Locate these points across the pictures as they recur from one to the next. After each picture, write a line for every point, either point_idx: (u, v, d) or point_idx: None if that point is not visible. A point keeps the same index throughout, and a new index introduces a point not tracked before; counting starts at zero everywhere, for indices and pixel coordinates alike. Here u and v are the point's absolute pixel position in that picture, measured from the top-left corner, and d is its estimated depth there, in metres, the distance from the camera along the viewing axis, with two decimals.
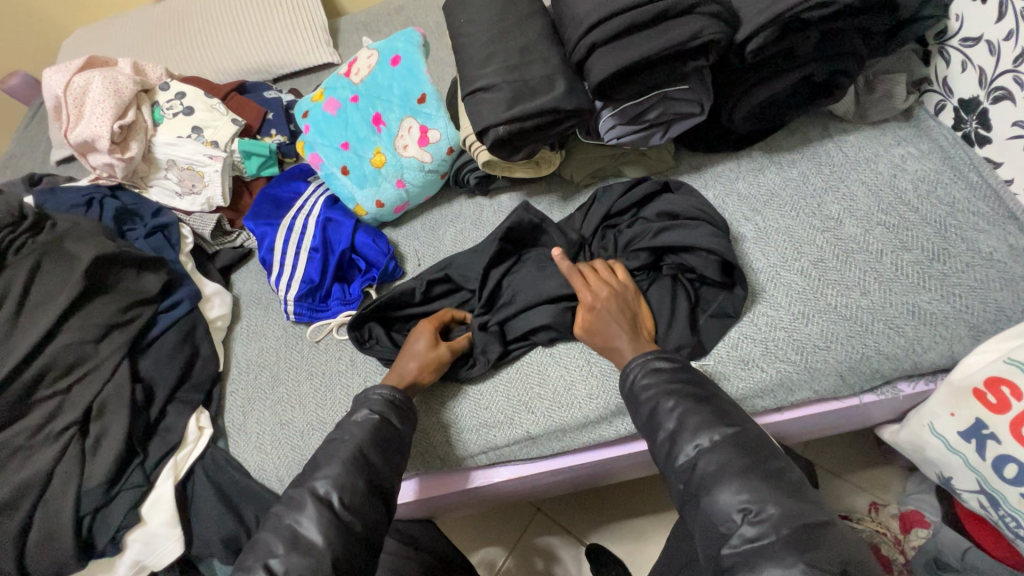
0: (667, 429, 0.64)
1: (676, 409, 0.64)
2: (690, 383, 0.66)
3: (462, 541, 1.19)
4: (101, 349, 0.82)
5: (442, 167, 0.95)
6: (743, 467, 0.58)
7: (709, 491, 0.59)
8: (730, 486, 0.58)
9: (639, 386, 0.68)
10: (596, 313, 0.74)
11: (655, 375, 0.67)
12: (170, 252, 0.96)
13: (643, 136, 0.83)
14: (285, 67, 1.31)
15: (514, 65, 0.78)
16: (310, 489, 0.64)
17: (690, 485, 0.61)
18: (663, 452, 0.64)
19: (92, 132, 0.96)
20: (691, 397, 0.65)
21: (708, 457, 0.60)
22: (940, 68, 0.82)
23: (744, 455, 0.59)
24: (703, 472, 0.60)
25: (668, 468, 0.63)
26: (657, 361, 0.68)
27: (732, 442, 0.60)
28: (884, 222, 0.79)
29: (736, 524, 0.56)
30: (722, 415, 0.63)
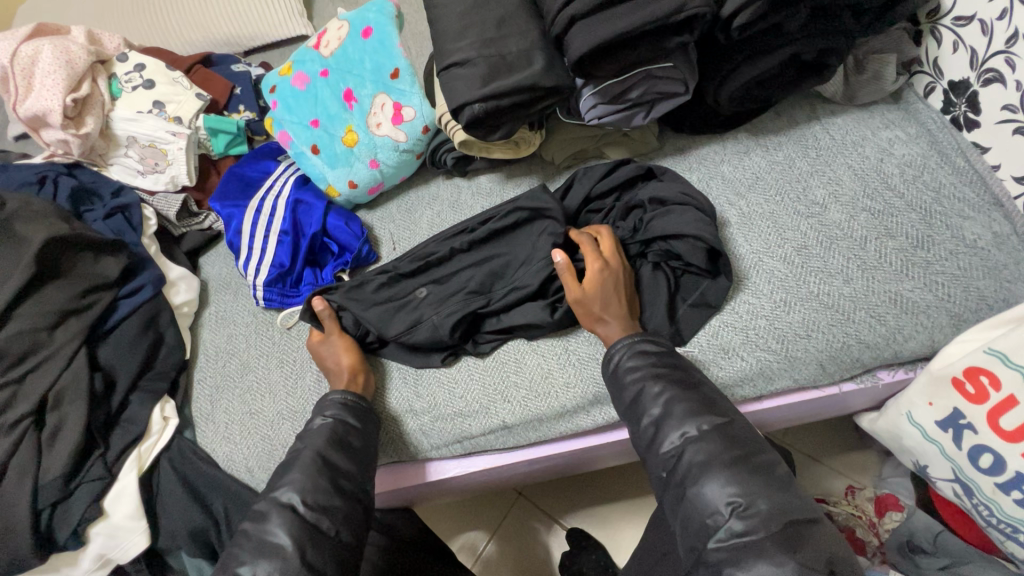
0: (653, 416, 0.62)
1: (662, 395, 0.63)
2: (675, 368, 0.65)
3: (442, 528, 1.18)
4: (57, 338, 0.78)
5: (417, 147, 0.91)
6: (730, 459, 0.57)
7: (694, 481, 0.57)
8: (717, 478, 0.56)
9: (623, 369, 0.66)
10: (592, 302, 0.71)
11: (642, 359, 0.66)
12: (131, 235, 0.91)
13: (625, 117, 0.80)
14: (255, 40, 1.23)
15: (491, 39, 0.73)
16: (275, 499, 0.63)
17: (674, 476, 0.59)
18: (646, 438, 0.63)
19: (43, 105, 0.90)
20: (677, 383, 0.64)
21: (696, 448, 0.59)
22: (931, 48, 0.79)
23: (737, 446, 0.58)
24: (688, 462, 0.59)
25: (652, 454, 0.62)
26: (643, 343, 0.67)
27: (720, 432, 0.59)
28: (870, 207, 0.77)
29: (723, 517, 0.55)
30: (711, 405, 0.62)
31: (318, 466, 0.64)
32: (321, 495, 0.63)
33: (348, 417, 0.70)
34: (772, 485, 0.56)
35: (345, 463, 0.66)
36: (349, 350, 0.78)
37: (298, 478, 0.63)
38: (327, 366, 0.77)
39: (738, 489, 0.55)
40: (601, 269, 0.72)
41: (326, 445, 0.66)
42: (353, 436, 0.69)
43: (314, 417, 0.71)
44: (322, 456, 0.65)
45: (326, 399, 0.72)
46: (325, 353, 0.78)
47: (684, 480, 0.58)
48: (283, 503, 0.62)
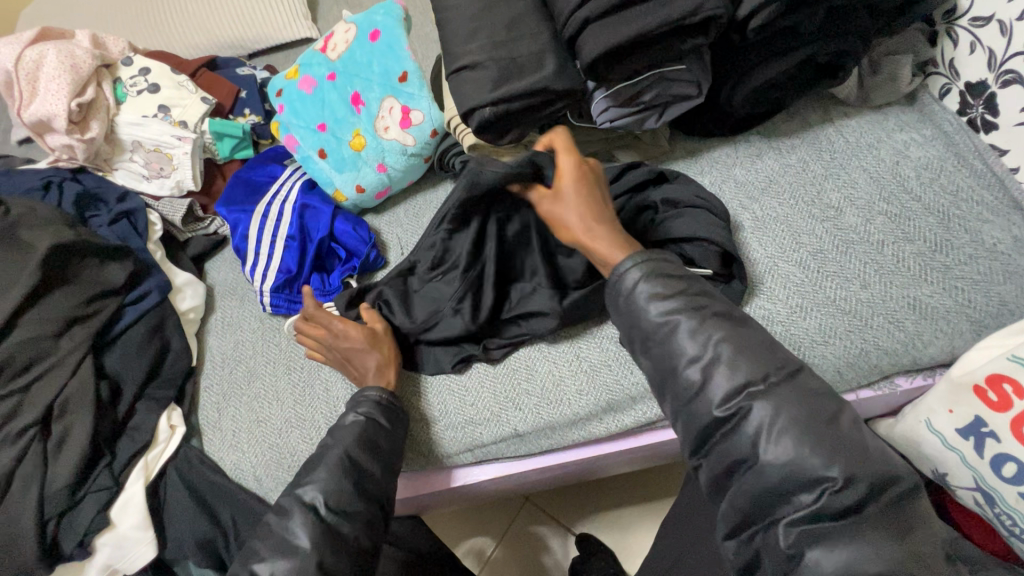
0: (696, 358, 0.54)
1: (704, 334, 0.54)
2: (712, 301, 0.57)
3: (449, 533, 1.17)
4: (62, 345, 0.77)
5: (425, 150, 0.90)
6: (815, 426, 0.49)
7: (766, 447, 0.50)
8: (797, 446, 0.49)
9: (643, 295, 0.57)
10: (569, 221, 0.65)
11: (665, 284, 0.57)
12: (137, 240, 0.91)
13: (637, 120, 0.79)
14: (259, 43, 1.22)
15: (501, 42, 0.72)
16: (300, 497, 0.62)
17: (730, 443, 0.52)
18: (692, 388, 0.54)
19: (47, 110, 0.89)
20: (724, 322, 0.55)
21: (762, 405, 0.51)
22: (947, 49, 0.78)
23: (813, 404, 0.51)
24: (758, 423, 0.50)
25: (695, 409, 0.54)
26: (658, 263, 0.58)
27: (789, 384, 0.52)
28: (886, 211, 0.76)
29: (812, 495, 0.48)
30: (771, 348, 0.54)
31: (346, 466, 0.63)
32: (344, 499, 0.62)
33: (381, 418, 0.68)
34: (861, 454, 0.49)
35: (374, 467, 0.65)
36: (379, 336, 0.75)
37: (324, 478, 0.62)
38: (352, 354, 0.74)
39: (840, 471, 0.48)
40: (576, 186, 0.65)
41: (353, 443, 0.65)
42: (382, 438, 0.67)
43: (347, 413, 0.69)
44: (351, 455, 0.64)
45: (360, 394, 0.70)
46: (346, 342, 0.74)
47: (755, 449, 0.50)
48: (307, 503, 0.61)
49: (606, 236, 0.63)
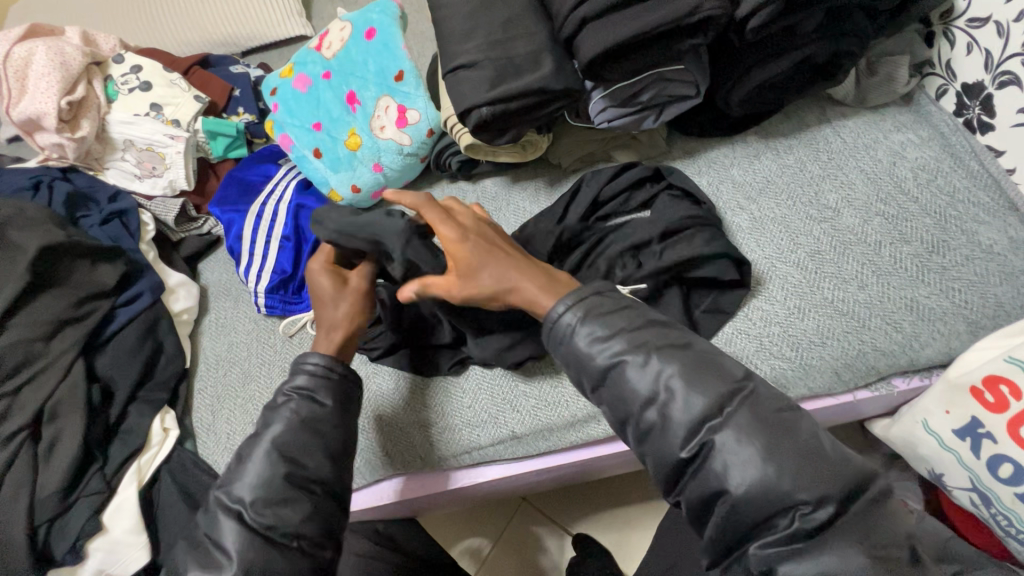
0: (649, 397, 0.53)
1: (651, 367, 0.53)
2: (651, 327, 0.56)
3: (445, 534, 1.17)
4: (52, 348, 0.76)
5: (422, 150, 0.89)
6: (775, 448, 0.49)
7: (735, 478, 0.49)
8: (766, 468, 0.49)
9: (590, 341, 0.56)
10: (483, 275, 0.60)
11: (604, 323, 0.56)
12: (128, 241, 0.89)
13: (635, 120, 0.78)
14: (253, 40, 1.21)
15: (498, 41, 0.72)
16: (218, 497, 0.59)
17: (699, 479, 0.51)
18: (652, 427, 0.53)
19: (37, 108, 0.88)
20: (668, 349, 0.54)
21: (724, 435, 0.50)
22: (943, 50, 0.79)
23: (771, 425, 0.50)
24: (723, 458, 0.50)
25: (660, 447, 0.53)
26: (592, 300, 0.57)
27: (747, 409, 0.51)
28: (883, 212, 0.76)
29: (787, 518, 0.48)
30: (719, 369, 0.53)
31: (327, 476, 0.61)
32: (340, 503, 0.61)
33: (320, 395, 0.63)
34: (825, 468, 0.49)
35: (308, 459, 0.60)
36: (361, 297, 0.68)
37: (255, 477, 0.59)
38: (323, 297, 0.68)
39: (810, 493, 0.47)
40: (475, 246, 0.61)
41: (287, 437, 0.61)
42: (320, 422, 0.62)
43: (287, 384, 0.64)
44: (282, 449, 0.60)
45: (299, 363, 0.65)
46: (324, 283, 0.68)
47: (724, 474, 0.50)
48: (230, 500, 0.58)
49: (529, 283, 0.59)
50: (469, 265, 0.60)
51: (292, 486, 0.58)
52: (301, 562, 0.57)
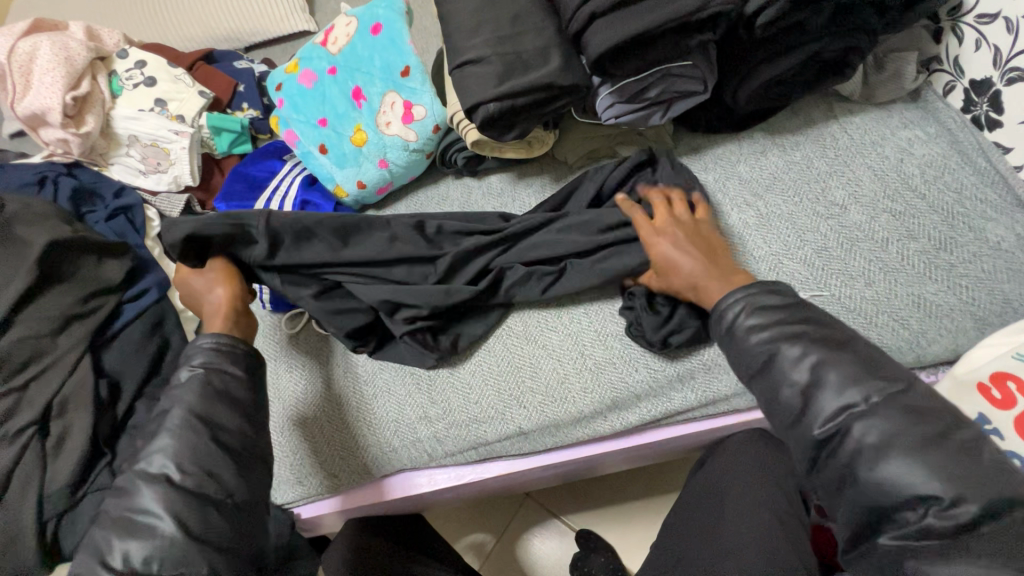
0: (798, 383, 0.52)
1: (806, 357, 0.53)
2: (814, 324, 0.55)
3: (449, 529, 1.17)
4: (60, 343, 0.76)
5: (427, 146, 0.88)
6: (919, 442, 0.47)
7: (866, 466, 0.48)
8: (900, 463, 0.47)
9: (742, 327, 0.56)
10: (678, 266, 0.66)
11: (763, 314, 0.56)
12: (134, 236, 0.91)
13: (643, 116, 0.78)
14: (256, 35, 1.21)
15: (505, 36, 0.72)
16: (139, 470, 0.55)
17: (830, 462, 0.51)
18: (793, 410, 0.53)
19: (41, 104, 0.87)
20: (822, 343, 0.53)
21: (866, 425, 0.49)
22: (952, 46, 0.78)
23: (917, 423, 0.48)
24: (858, 443, 0.49)
25: (796, 432, 0.53)
26: (764, 296, 0.57)
27: (901, 406, 0.49)
28: (890, 209, 0.76)
29: (917, 512, 0.46)
30: (871, 367, 0.52)
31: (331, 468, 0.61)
32: None
33: (227, 365, 0.61)
34: (977, 472, 0.46)
35: (229, 420, 0.58)
36: (228, 280, 0.70)
37: (171, 444, 0.56)
38: (202, 298, 0.71)
39: (945, 487, 0.45)
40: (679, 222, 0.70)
41: (201, 404, 0.58)
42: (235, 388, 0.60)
43: (180, 368, 0.61)
44: (196, 414, 0.56)
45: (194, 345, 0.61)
46: (196, 284, 0.71)
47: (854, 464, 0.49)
48: (155, 473, 0.55)
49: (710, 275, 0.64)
50: (663, 252, 0.68)
51: (217, 447, 0.56)
52: (237, 535, 0.55)
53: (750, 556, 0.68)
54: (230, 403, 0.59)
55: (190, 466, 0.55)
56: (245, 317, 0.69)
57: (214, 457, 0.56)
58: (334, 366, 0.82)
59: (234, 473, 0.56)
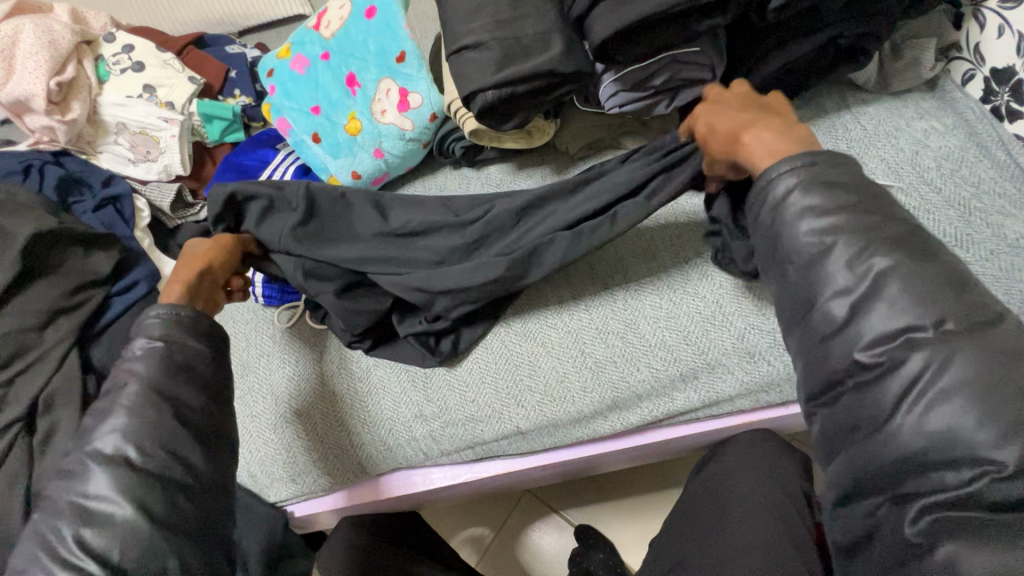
0: (845, 291, 0.46)
1: (867, 254, 0.46)
2: (884, 220, 0.47)
3: (447, 522, 1.16)
4: (47, 338, 0.74)
5: (424, 135, 0.85)
6: (984, 395, 0.41)
7: (913, 412, 0.43)
8: (957, 416, 0.41)
9: (788, 206, 0.49)
10: (728, 122, 0.56)
11: (821, 197, 0.48)
12: (123, 228, 0.88)
13: (647, 105, 0.75)
14: (250, 19, 1.17)
15: (505, 20, 0.68)
16: (91, 450, 0.51)
17: (870, 399, 0.45)
18: (833, 326, 0.46)
19: (25, 89, 0.84)
20: (898, 246, 0.45)
21: (924, 362, 0.42)
22: (972, 33, 0.75)
23: (998, 370, 0.41)
24: (911, 381, 0.43)
25: (826, 355, 0.47)
26: (825, 174, 0.48)
27: (973, 339, 0.42)
28: (904, 203, 0.73)
29: (960, 475, 0.41)
30: (955, 289, 0.44)
31: None
32: None
33: (187, 339, 0.58)
34: None
35: (194, 400, 0.56)
36: (205, 247, 0.68)
37: (128, 425, 0.52)
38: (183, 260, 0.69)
39: (1012, 454, 0.39)
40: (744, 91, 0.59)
41: (162, 378, 0.55)
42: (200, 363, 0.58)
43: (136, 339, 0.57)
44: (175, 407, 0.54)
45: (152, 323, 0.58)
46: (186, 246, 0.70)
47: (897, 407, 0.44)
48: (108, 455, 0.51)
49: (765, 129, 0.53)
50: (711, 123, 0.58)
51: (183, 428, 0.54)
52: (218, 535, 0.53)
53: (750, 560, 0.67)
54: (192, 378, 0.56)
55: (153, 448, 0.51)
56: (206, 286, 0.66)
57: (178, 439, 0.53)
58: (326, 360, 0.80)
59: (199, 453, 0.54)
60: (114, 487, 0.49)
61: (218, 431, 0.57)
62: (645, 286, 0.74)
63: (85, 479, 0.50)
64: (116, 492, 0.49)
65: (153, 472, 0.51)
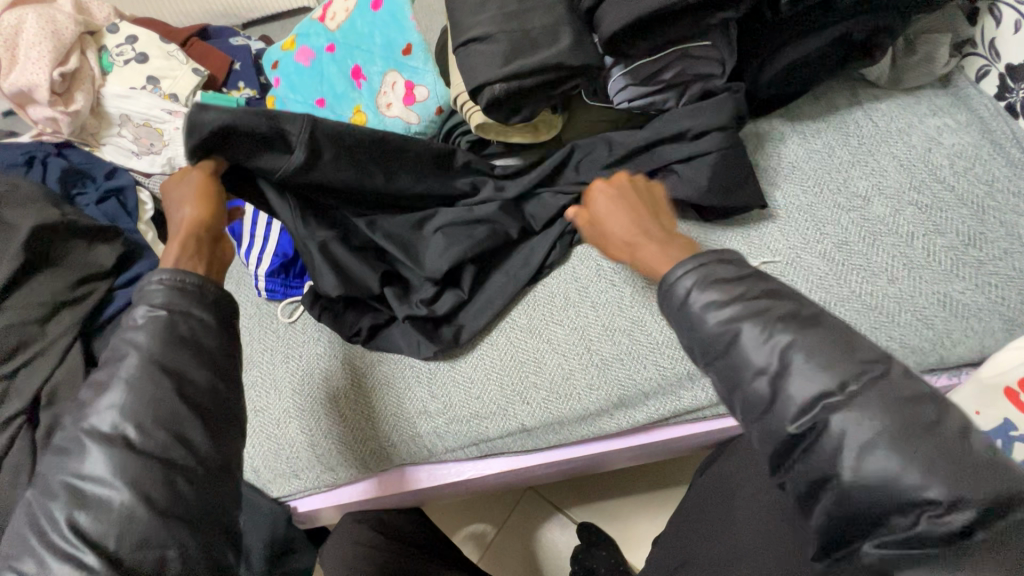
0: (764, 370, 0.44)
1: (774, 338, 0.45)
2: (783, 300, 0.46)
3: (449, 519, 1.16)
4: (50, 330, 0.74)
5: (430, 129, 0.83)
6: (900, 436, 0.40)
7: (848, 465, 0.41)
8: (885, 458, 0.40)
9: (694, 301, 0.48)
10: (613, 225, 0.61)
11: (720, 289, 0.47)
12: (126, 220, 0.88)
13: (653, 102, 0.74)
14: (254, 11, 1.16)
15: (513, 13, 0.67)
16: (86, 427, 0.49)
17: (809, 458, 0.43)
18: (761, 401, 0.45)
19: (28, 80, 0.84)
20: (798, 322, 0.45)
21: (844, 418, 0.41)
22: (987, 28, 0.74)
23: (908, 410, 0.41)
24: (839, 441, 0.41)
25: (763, 424, 0.45)
26: (716, 266, 0.49)
27: (878, 391, 0.42)
28: (916, 202, 0.72)
29: (907, 517, 0.40)
30: (848, 348, 0.44)
31: None
32: None
33: (193, 308, 0.54)
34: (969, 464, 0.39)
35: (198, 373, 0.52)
36: (200, 200, 0.61)
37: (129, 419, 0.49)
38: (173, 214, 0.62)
39: (941, 491, 0.38)
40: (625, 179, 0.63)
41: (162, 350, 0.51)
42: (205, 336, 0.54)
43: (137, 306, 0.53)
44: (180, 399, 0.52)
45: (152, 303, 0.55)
46: (172, 198, 0.62)
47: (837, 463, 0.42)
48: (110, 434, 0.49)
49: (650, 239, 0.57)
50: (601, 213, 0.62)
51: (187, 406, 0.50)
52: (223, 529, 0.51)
53: (758, 561, 0.66)
54: (198, 353, 0.53)
55: (152, 427, 0.49)
56: (211, 247, 0.60)
57: (177, 416, 0.50)
58: (331, 354, 0.79)
59: (203, 433, 0.51)
60: (111, 470, 0.47)
61: (225, 415, 0.53)
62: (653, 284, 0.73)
63: (79, 473, 0.48)
64: (111, 478, 0.47)
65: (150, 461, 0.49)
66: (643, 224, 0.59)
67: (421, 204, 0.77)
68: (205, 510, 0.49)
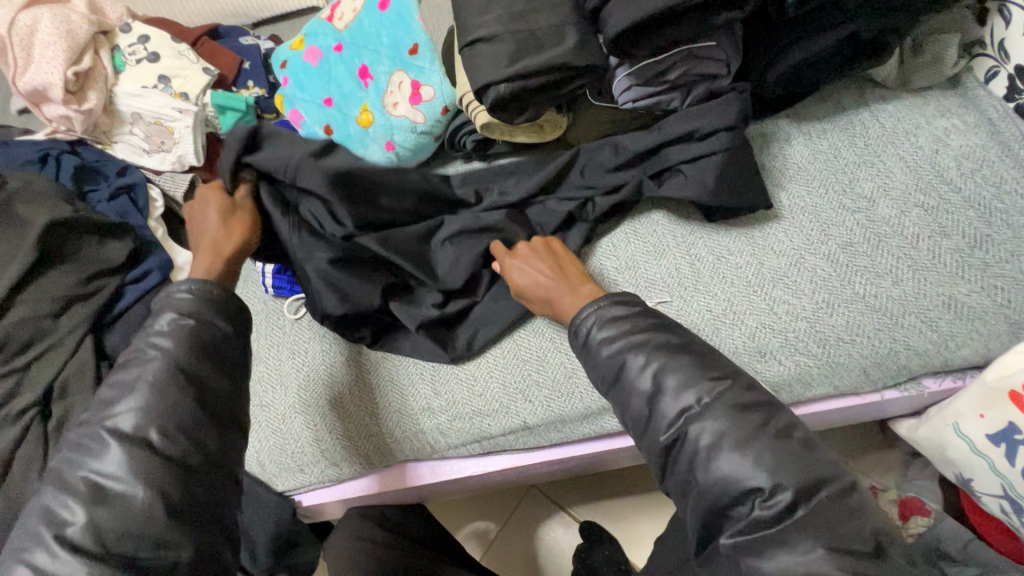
0: (644, 393, 0.51)
1: (649, 365, 0.52)
2: (660, 331, 0.54)
3: (452, 516, 1.17)
4: (62, 325, 0.75)
5: (436, 129, 0.85)
6: (740, 439, 0.47)
7: (704, 467, 0.48)
8: (730, 459, 0.47)
9: (595, 341, 0.55)
10: (535, 287, 0.67)
11: (614, 326, 0.55)
12: (136, 217, 0.89)
13: (657, 102, 0.75)
14: (263, 11, 1.17)
15: (519, 13, 0.68)
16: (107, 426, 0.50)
17: (677, 465, 0.50)
18: (641, 418, 0.52)
19: (43, 79, 0.86)
20: (669, 350, 0.53)
21: (701, 427, 0.48)
22: (997, 29, 0.73)
23: (742, 416, 0.48)
24: (694, 446, 0.48)
25: (647, 441, 0.52)
26: (613, 307, 0.56)
27: (728, 405, 0.49)
28: (922, 203, 0.72)
29: (747, 506, 0.46)
30: (703, 366, 0.51)
31: None
32: None
33: (211, 314, 0.55)
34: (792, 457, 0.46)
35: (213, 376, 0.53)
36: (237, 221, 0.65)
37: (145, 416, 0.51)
38: (200, 226, 0.63)
39: (769, 479, 0.45)
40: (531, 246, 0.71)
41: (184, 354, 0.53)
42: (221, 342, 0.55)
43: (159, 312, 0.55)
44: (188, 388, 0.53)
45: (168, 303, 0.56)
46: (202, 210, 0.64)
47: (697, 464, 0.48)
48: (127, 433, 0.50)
49: (565, 291, 0.65)
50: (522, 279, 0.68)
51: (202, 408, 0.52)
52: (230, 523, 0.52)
53: None
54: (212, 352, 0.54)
55: (164, 420, 0.50)
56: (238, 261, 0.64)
57: (194, 418, 0.51)
58: (336, 351, 0.80)
59: (211, 427, 0.52)
60: (124, 462, 0.48)
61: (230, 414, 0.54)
62: (657, 283, 0.73)
63: (93, 464, 0.49)
64: (125, 471, 0.48)
65: (161, 455, 0.50)
66: (554, 279, 0.66)
67: (422, 205, 0.77)
68: (212, 503, 0.50)
